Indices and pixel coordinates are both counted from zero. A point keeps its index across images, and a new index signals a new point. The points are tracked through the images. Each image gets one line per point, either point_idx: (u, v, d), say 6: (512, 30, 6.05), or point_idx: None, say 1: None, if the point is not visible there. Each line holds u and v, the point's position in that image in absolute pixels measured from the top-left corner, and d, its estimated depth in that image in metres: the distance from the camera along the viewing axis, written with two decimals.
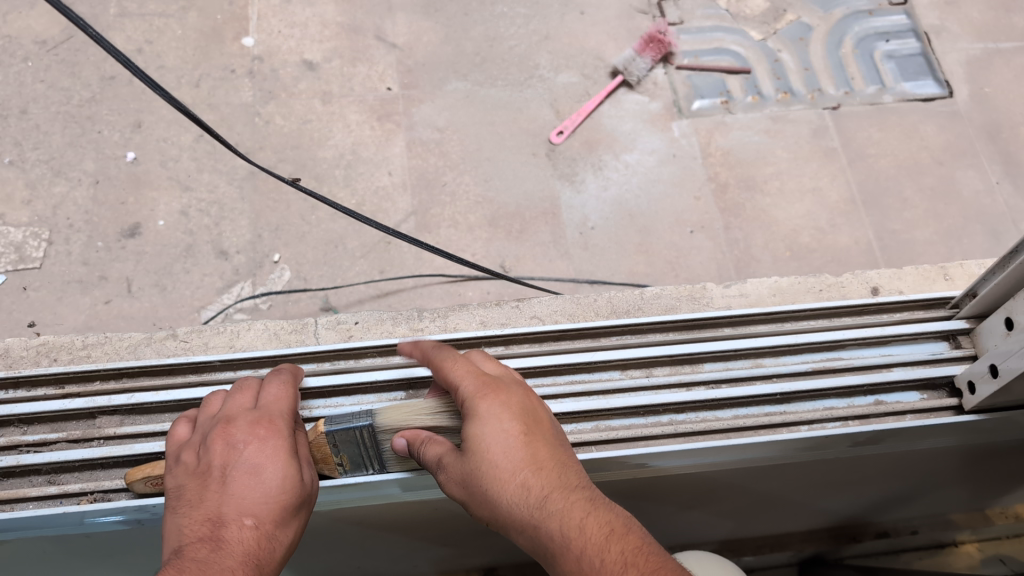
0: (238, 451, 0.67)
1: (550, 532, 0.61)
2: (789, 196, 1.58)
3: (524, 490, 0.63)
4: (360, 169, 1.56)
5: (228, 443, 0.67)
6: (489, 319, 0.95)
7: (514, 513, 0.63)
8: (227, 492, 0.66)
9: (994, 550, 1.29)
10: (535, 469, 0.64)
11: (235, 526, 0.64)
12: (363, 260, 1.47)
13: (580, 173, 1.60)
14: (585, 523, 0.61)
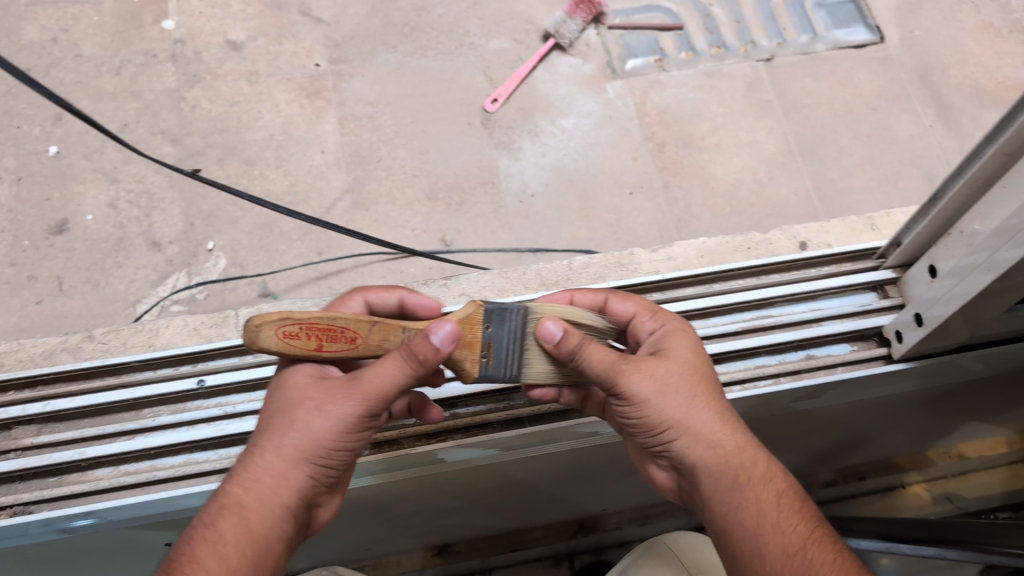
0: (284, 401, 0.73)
1: (751, 491, 0.70)
2: (727, 151, 1.58)
3: (724, 437, 0.72)
4: (291, 149, 1.53)
5: (277, 393, 0.74)
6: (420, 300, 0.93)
7: (705, 453, 0.71)
8: (258, 448, 0.72)
9: (940, 489, 1.31)
10: (738, 443, 0.72)
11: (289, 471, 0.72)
12: (300, 243, 1.45)
13: (517, 140, 1.58)
14: (782, 497, 0.70)
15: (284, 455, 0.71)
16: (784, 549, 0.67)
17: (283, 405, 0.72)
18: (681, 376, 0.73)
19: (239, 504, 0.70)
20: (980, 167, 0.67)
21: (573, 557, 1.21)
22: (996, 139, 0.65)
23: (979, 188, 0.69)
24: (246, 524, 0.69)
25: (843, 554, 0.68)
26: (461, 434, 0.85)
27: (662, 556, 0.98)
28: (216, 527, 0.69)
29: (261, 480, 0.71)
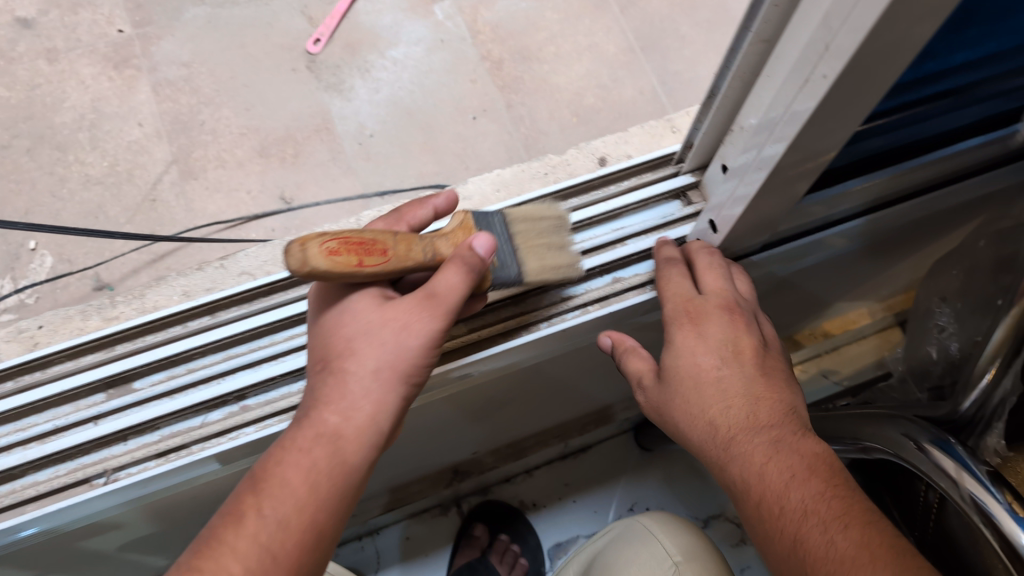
0: (354, 335, 0.66)
1: (735, 452, 0.65)
2: (567, 58, 1.52)
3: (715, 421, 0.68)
4: (106, 127, 1.43)
5: (340, 328, 0.67)
6: (192, 290, 0.79)
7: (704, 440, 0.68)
8: (323, 382, 0.66)
9: (815, 368, 1.33)
10: (725, 403, 0.68)
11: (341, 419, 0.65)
12: (130, 226, 1.37)
13: (347, 79, 1.49)
14: (784, 473, 0.61)
15: (363, 389, 0.66)
16: (766, 504, 0.61)
17: (350, 337, 0.66)
18: (671, 330, 0.73)
19: (300, 441, 0.64)
20: (743, 60, 0.62)
21: (460, 501, 1.27)
22: (750, 26, 0.59)
23: (749, 78, 0.64)
24: (320, 463, 0.63)
25: (846, 498, 0.58)
26: (254, 430, 0.68)
27: (653, 558, 0.82)
28: (274, 462, 0.63)
29: (328, 410, 0.65)
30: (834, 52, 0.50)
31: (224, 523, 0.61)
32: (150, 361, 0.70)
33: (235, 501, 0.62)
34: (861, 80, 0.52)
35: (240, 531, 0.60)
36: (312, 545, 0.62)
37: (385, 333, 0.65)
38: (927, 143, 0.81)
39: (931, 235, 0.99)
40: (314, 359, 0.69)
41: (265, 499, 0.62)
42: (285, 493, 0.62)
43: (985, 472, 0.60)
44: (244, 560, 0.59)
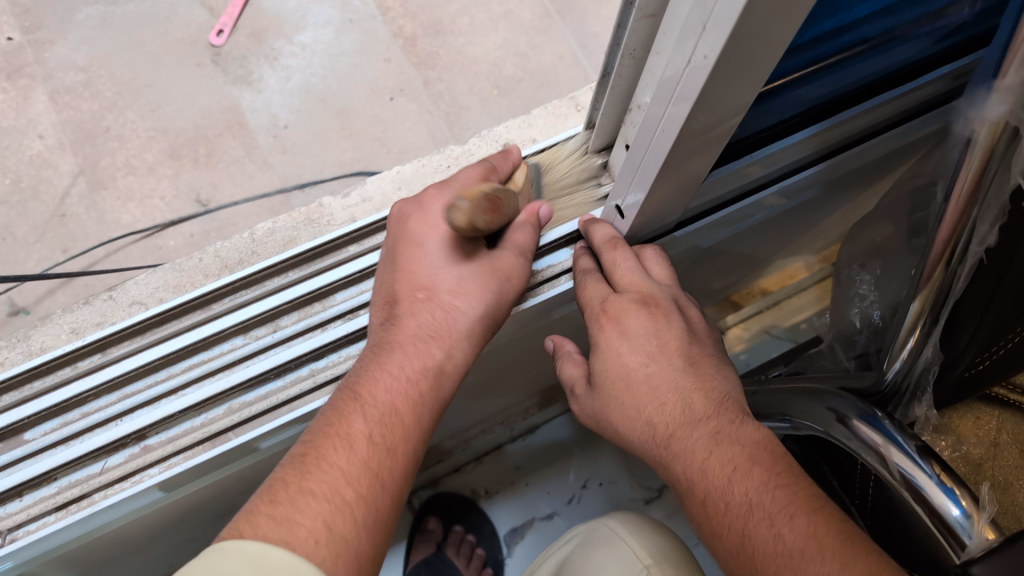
0: (446, 291, 0.65)
1: (674, 451, 0.61)
2: (482, 28, 1.47)
3: (660, 415, 0.63)
4: (4, 142, 1.36)
5: (443, 279, 0.65)
6: (81, 327, 0.78)
7: (640, 437, 0.65)
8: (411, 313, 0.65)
9: (759, 325, 1.33)
10: (659, 402, 0.64)
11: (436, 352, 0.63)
12: (40, 244, 1.31)
13: (255, 70, 1.43)
14: (736, 470, 0.57)
15: (467, 327, 0.65)
16: (709, 500, 0.58)
17: (457, 281, 0.65)
18: (594, 329, 0.69)
19: (405, 371, 0.61)
20: (630, 36, 0.58)
21: (411, 496, 1.24)
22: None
23: (641, 54, 0.60)
24: (416, 393, 0.61)
25: (790, 489, 0.55)
26: (158, 472, 0.64)
27: (624, 563, 0.79)
28: (370, 387, 0.60)
29: (429, 344, 0.63)
30: (712, 28, 0.46)
31: (318, 440, 0.57)
32: (39, 409, 0.65)
33: (325, 420, 0.59)
34: (746, 55, 0.48)
35: (337, 451, 0.57)
36: (406, 478, 0.60)
37: (490, 283, 0.65)
38: (842, 98, 0.78)
39: (856, 185, 0.96)
40: (390, 297, 0.66)
41: (359, 415, 0.58)
42: (375, 416, 0.59)
43: (914, 445, 0.59)
44: (350, 479, 0.56)
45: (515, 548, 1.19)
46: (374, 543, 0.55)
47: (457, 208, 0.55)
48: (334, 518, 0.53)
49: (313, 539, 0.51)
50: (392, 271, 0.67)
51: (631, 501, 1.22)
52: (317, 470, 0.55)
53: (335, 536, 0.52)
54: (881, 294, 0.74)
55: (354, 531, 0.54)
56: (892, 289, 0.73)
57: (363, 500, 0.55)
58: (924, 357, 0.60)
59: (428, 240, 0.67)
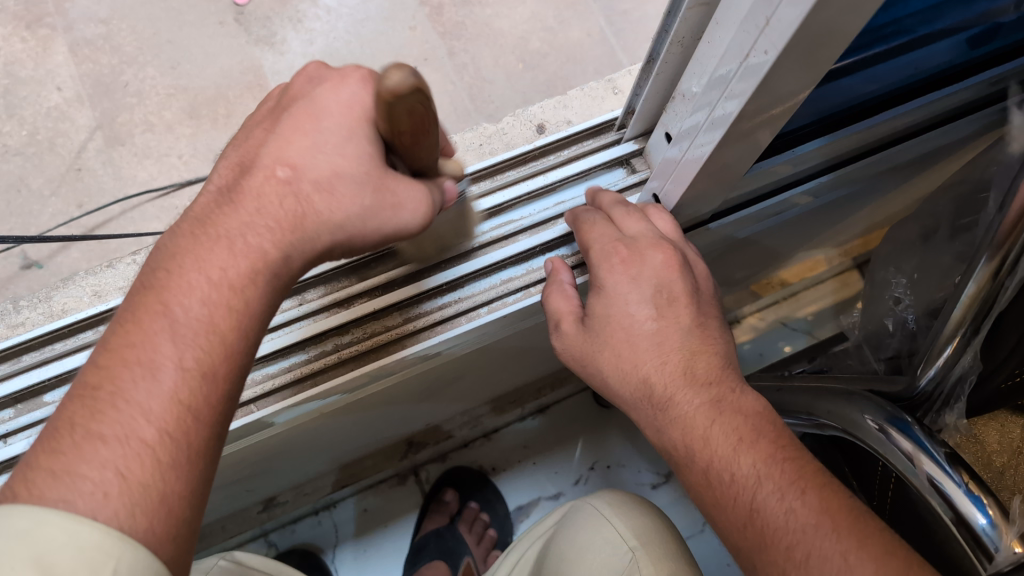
0: (311, 180, 0.54)
1: (674, 415, 0.59)
2: (509, 0, 1.44)
3: (658, 374, 0.61)
4: (22, 93, 1.34)
5: (315, 164, 0.55)
6: (104, 289, 0.73)
7: (624, 389, 0.63)
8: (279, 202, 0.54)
9: (775, 316, 1.35)
10: (659, 357, 0.62)
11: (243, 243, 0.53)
12: (56, 198, 1.31)
13: (278, 31, 1.41)
14: (743, 440, 0.56)
15: (315, 231, 0.54)
16: (711, 469, 0.56)
17: (334, 172, 0.54)
18: (600, 272, 0.67)
19: (227, 274, 0.51)
20: (681, 23, 0.57)
21: (419, 470, 1.24)
22: None
23: (689, 41, 0.59)
24: (231, 301, 0.51)
25: (797, 463, 0.55)
26: None
27: (607, 544, 0.79)
28: (177, 293, 0.50)
29: (265, 236, 0.53)
30: (775, 25, 0.45)
31: (113, 365, 0.48)
32: (62, 372, 0.65)
33: (116, 337, 0.49)
34: (806, 53, 0.48)
35: (135, 382, 0.47)
36: (224, 403, 0.51)
37: (368, 197, 0.55)
38: (870, 103, 0.78)
39: (889, 181, 0.95)
40: (247, 158, 0.56)
41: (163, 335, 0.49)
42: (184, 335, 0.49)
43: (944, 453, 0.57)
44: (154, 418, 0.47)
45: (521, 526, 1.20)
46: (189, 481, 0.47)
47: (395, 73, 0.45)
48: (129, 465, 0.45)
49: (100, 493, 0.44)
50: (263, 135, 0.57)
51: (638, 484, 1.22)
52: (107, 407, 0.47)
53: (130, 484, 0.45)
54: (915, 298, 0.73)
55: (158, 475, 0.46)
56: (927, 292, 0.71)
57: (170, 441, 0.47)
58: (961, 364, 0.60)
59: (315, 130, 0.55)
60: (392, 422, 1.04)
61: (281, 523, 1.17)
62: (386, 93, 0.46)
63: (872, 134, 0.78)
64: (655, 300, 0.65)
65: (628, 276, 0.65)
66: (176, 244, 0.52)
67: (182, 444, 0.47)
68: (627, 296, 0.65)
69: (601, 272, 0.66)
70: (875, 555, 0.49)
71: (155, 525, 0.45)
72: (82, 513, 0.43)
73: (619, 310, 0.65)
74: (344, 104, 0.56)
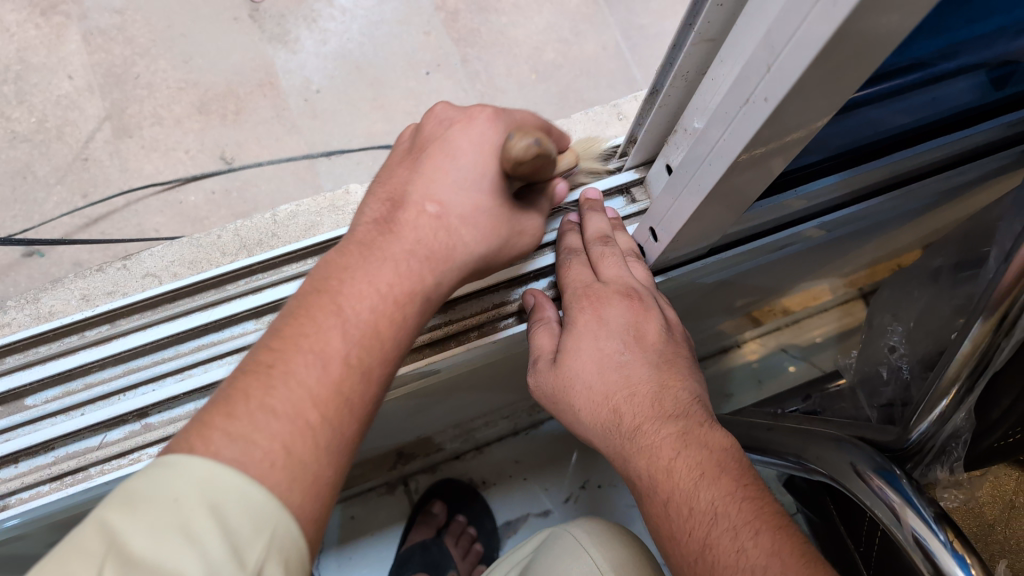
0: (458, 215, 0.60)
1: (638, 446, 0.58)
2: (526, 10, 1.42)
3: (630, 409, 0.60)
4: (32, 80, 1.34)
5: (457, 201, 0.60)
6: (92, 293, 0.74)
7: (592, 420, 0.62)
8: (400, 219, 0.59)
9: (775, 342, 1.33)
10: (627, 390, 0.61)
11: (429, 220, 0.60)
12: (61, 187, 1.31)
13: (292, 29, 1.40)
14: (704, 476, 0.54)
15: (461, 260, 0.61)
16: (672, 502, 0.55)
17: (474, 207, 0.60)
18: (572, 308, 0.67)
19: (354, 305, 0.54)
20: (685, 58, 0.57)
21: (409, 480, 1.23)
22: (693, 24, 0.54)
23: (693, 77, 0.59)
24: (357, 328, 0.53)
25: (758, 500, 0.52)
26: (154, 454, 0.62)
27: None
28: (331, 306, 0.54)
29: (415, 265, 0.58)
30: (776, 72, 0.44)
31: (286, 349, 0.51)
32: (45, 376, 0.64)
33: (294, 325, 0.53)
34: (807, 102, 0.47)
35: (306, 368, 0.51)
36: (369, 402, 0.54)
37: (503, 231, 0.62)
38: (887, 143, 0.77)
39: (894, 219, 0.93)
40: (396, 194, 0.61)
41: (336, 329, 0.53)
42: (353, 334, 0.54)
43: (931, 511, 0.56)
44: (291, 418, 0.49)
45: (508, 542, 1.19)
46: (340, 467, 0.51)
47: (521, 141, 0.53)
48: (296, 442, 0.48)
49: (271, 459, 0.47)
50: (406, 172, 0.62)
51: (627, 506, 1.20)
52: (279, 384, 0.50)
53: (293, 461, 0.48)
54: (911, 347, 0.72)
55: (282, 458, 0.47)
56: (925, 340, 0.70)
57: (330, 425, 0.51)
58: (955, 419, 0.60)
59: (454, 166, 0.60)
60: (372, 437, 1.04)
61: None
62: (510, 159, 0.54)
63: (878, 175, 0.78)
64: (627, 338, 0.64)
65: (601, 314, 0.65)
66: (341, 259, 0.57)
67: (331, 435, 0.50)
68: (602, 336, 0.64)
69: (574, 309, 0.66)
70: None
71: (261, 498, 0.45)
72: (223, 455, 0.45)
73: (594, 350, 0.64)
74: (473, 143, 0.60)
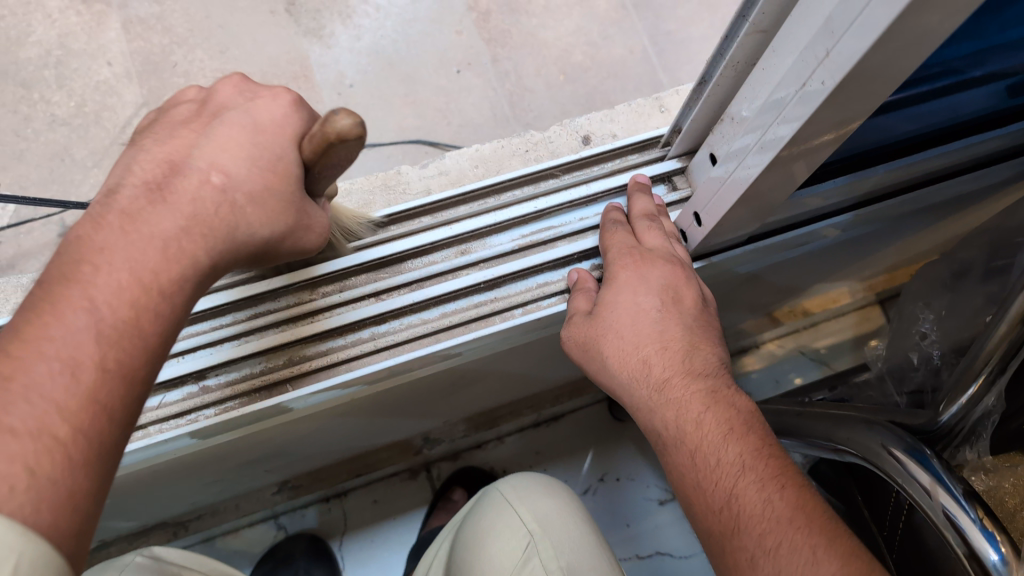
0: (245, 193, 0.55)
1: (668, 397, 0.61)
2: (557, 12, 1.45)
3: (662, 366, 0.63)
4: (72, 65, 1.37)
5: (246, 179, 0.55)
6: None
7: (622, 372, 0.65)
8: (177, 189, 0.53)
9: (793, 344, 1.36)
10: (661, 348, 0.64)
11: (198, 177, 0.54)
12: (98, 170, 1.34)
13: (327, 25, 1.43)
14: (731, 429, 0.57)
15: (241, 242, 0.56)
16: (699, 452, 0.57)
17: (264, 187, 0.56)
18: (612, 268, 0.69)
19: (154, 264, 0.50)
20: (738, 48, 0.59)
21: (431, 467, 1.26)
22: (748, 15, 0.56)
23: (743, 67, 0.62)
24: (154, 299, 0.49)
25: (781, 458, 0.55)
26: (209, 414, 0.68)
27: (506, 531, 0.81)
28: (89, 281, 0.47)
29: (191, 242, 0.52)
30: (835, 58, 0.46)
31: (19, 354, 0.43)
32: None
33: (27, 322, 0.45)
34: (861, 89, 0.49)
35: (51, 379, 0.43)
36: (125, 410, 0.47)
37: (290, 217, 0.58)
38: (896, 146, 0.80)
39: (916, 221, 0.96)
40: (175, 158, 0.55)
41: (81, 327, 0.45)
42: (104, 331, 0.46)
43: (962, 489, 0.57)
44: (63, 410, 0.42)
45: None
46: (104, 476, 0.45)
47: (343, 119, 0.52)
48: (40, 460, 0.40)
49: (8, 485, 0.39)
50: (193, 135, 0.57)
51: (645, 500, 1.22)
52: (18, 400, 0.41)
53: (43, 479, 0.40)
54: (942, 334, 0.76)
55: (69, 471, 0.41)
56: (955, 330, 0.74)
57: (82, 436, 0.43)
58: (985, 403, 0.62)
59: (250, 139, 0.56)
60: (402, 420, 1.06)
61: (291, 507, 1.19)
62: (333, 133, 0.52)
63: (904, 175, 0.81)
64: (665, 301, 0.67)
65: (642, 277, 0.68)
66: (95, 238, 0.49)
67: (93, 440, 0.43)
68: (638, 296, 0.67)
69: (612, 270, 0.69)
70: (841, 551, 0.48)
71: (57, 520, 0.40)
72: None
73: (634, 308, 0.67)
74: (275, 122, 0.58)
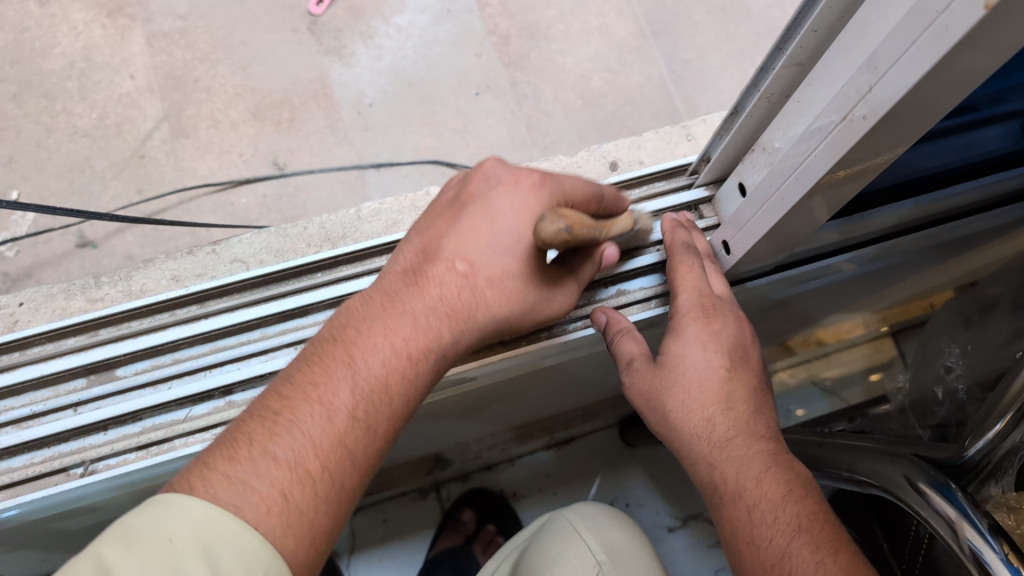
0: (486, 277, 0.62)
1: (728, 454, 0.61)
2: (576, 38, 1.46)
3: (725, 421, 0.63)
4: (96, 77, 1.38)
5: (487, 263, 0.62)
6: (181, 274, 0.82)
7: (683, 422, 0.64)
8: (431, 276, 0.61)
9: (805, 374, 1.36)
10: (725, 404, 0.64)
11: (443, 264, 0.62)
12: (117, 182, 1.35)
13: (349, 44, 1.44)
14: (788, 495, 0.58)
15: (482, 322, 0.62)
16: (755, 512, 0.58)
17: (503, 272, 0.62)
18: (681, 310, 0.68)
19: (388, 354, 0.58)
20: (773, 80, 0.60)
21: (441, 487, 1.26)
22: (785, 47, 0.57)
23: (777, 99, 0.62)
24: (389, 386, 0.57)
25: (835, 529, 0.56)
26: None
27: (574, 554, 0.82)
28: (359, 350, 0.58)
29: (380, 344, 0.58)
30: (877, 92, 0.47)
31: (294, 399, 0.55)
32: (137, 349, 0.67)
33: (301, 372, 0.57)
34: (902, 123, 0.49)
35: (312, 419, 0.54)
36: (374, 459, 0.57)
37: (529, 298, 0.63)
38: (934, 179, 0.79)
39: (936, 256, 0.97)
40: (430, 247, 0.63)
41: (343, 383, 0.56)
42: (362, 388, 0.56)
43: (986, 523, 0.57)
44: (318, 450, 0.53)
45: None
46: (335, 518, 0.54)
47: (552, 224, 0.49)
48: (294, 489, 0.51)
49: (264, 507, 0.50)
50: (446, 225, 0.64)
51: (655, 526, 1.22)
52: (285, 435, 0.53)
53: (290, 509, 0.51)
54: (968, 370, 0.78)
55: (315, 506, 0.52)
56: (983, 364, 0.76)
57: (329, 477, 0.53)
58: (1011, 439, 0.63)
59: (492, 227, 0.62)
60: (418, 439, 1.06)
61: None
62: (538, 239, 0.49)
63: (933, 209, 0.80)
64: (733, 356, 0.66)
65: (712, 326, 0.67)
66: (364, 308, 0.60)
67: (338, 483, 0.54)
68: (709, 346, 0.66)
69: (680, 316, 0.68)
70: None
71: (296, 544, 0.51)
72: (245, 520, 0.49)
73: (708, 361, 0.65)
74: (515, 210, 0.62)
